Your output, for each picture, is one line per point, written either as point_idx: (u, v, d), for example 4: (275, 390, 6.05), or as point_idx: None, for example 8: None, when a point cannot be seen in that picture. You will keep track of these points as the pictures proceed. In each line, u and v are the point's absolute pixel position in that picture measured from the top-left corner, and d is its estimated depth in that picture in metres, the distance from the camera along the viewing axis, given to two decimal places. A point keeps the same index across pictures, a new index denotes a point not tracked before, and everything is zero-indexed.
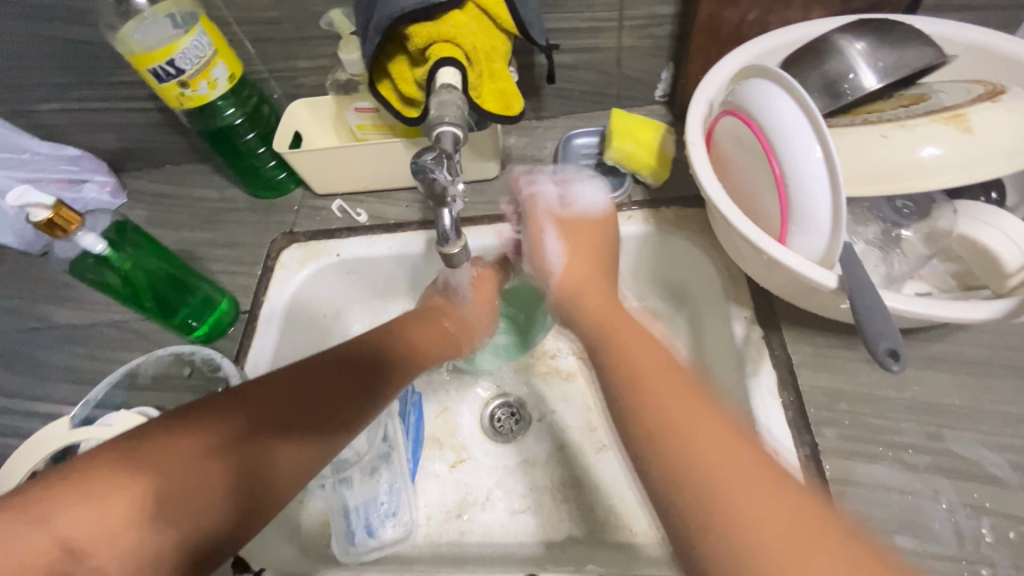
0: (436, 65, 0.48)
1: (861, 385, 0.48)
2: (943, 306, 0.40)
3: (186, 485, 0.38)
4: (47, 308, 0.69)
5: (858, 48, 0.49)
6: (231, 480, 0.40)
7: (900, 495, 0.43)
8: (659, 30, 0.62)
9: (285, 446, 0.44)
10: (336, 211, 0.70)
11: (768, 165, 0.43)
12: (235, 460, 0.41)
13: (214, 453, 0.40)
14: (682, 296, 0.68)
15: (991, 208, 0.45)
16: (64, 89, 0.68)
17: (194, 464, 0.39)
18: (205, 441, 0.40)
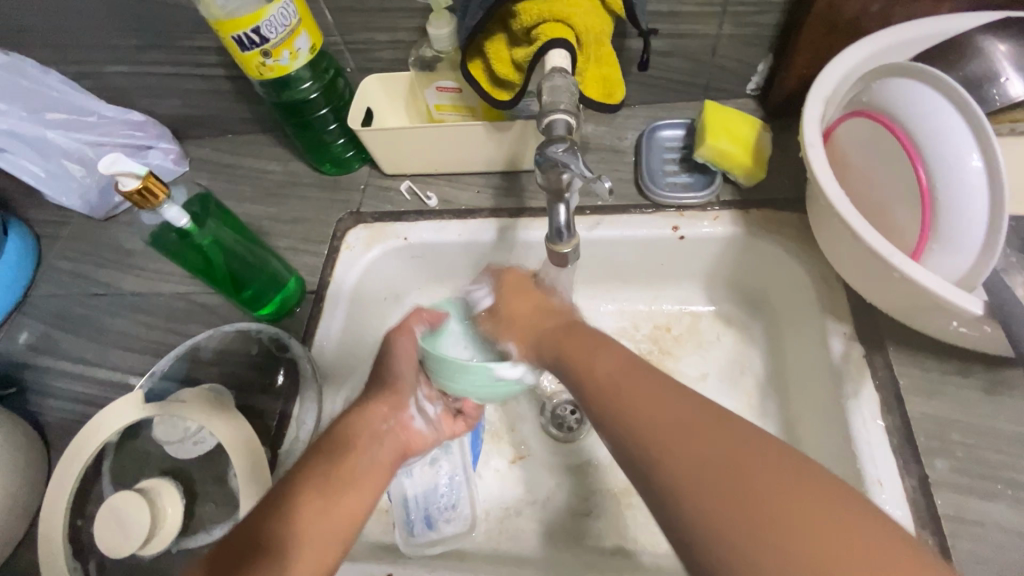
0: (545, 46, 0.45)
1: (976, 416, 0.45)
2: None
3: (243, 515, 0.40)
4: (112, 275, 0.69)
5: (1002, 50, 0.45)
6: (277, 496, 0.41)
7: (1019, 537, 0.41)
8: (765, 18, 0.58)
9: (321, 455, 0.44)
10: (405, 193, 0.67)
11: (909, 170, 0.40)
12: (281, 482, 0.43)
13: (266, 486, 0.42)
14: (761, 302, 0.65)
15: None
16: (135, 51, 0.66)
17: (245, 499, 0.42)
18: (256, 482, 0.43)
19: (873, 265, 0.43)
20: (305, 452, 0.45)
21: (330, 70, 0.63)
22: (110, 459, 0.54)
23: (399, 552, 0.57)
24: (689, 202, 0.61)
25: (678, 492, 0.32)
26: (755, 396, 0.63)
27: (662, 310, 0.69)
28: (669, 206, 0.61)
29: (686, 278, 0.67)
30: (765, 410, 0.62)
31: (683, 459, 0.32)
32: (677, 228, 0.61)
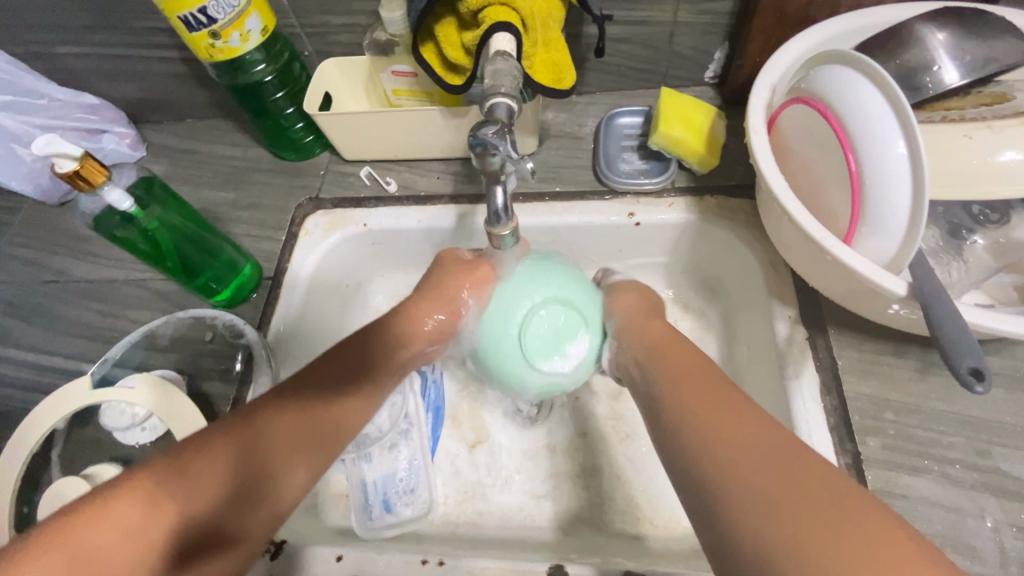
0: (491, 29, 0.45)
1: (909, 395, 0.47)
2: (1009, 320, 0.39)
3: (198, 487, 0.39)
4: (66, 262, 0.67)
5: (940, 39, 0.45)
6: (235, 477, 0.40)
7: (944, 511, 0.42)
8: (719, 6, 0.58)
9: (280, 432, 0.44)
10: (365, 178, 0.67)
11: (842, 159, 0.41)
12: (235, 457, 0.41)
13: (217, 455, 0.41)
14: (718, 288, 0.66)
15: None
16: (84, 31, 0.65)
17: (197, 467, 0.40)
18: (209, 451, 0.41)
19: (812, 249, 0.45)
20: (263, 423, 0.44)
21: (285, 53, 0.62)
22: (60, 447, 0.53)
23: (357, 536, 0.57)
24: (645, 188, 0.61)
25: (746, 510, 0.33)
26: None
27: None
28: (626, 193, 0.62)
29: (646, 264, 0.68)
30: None
31: (762, 484, 0.33)
32: (633, 215, 0.61)
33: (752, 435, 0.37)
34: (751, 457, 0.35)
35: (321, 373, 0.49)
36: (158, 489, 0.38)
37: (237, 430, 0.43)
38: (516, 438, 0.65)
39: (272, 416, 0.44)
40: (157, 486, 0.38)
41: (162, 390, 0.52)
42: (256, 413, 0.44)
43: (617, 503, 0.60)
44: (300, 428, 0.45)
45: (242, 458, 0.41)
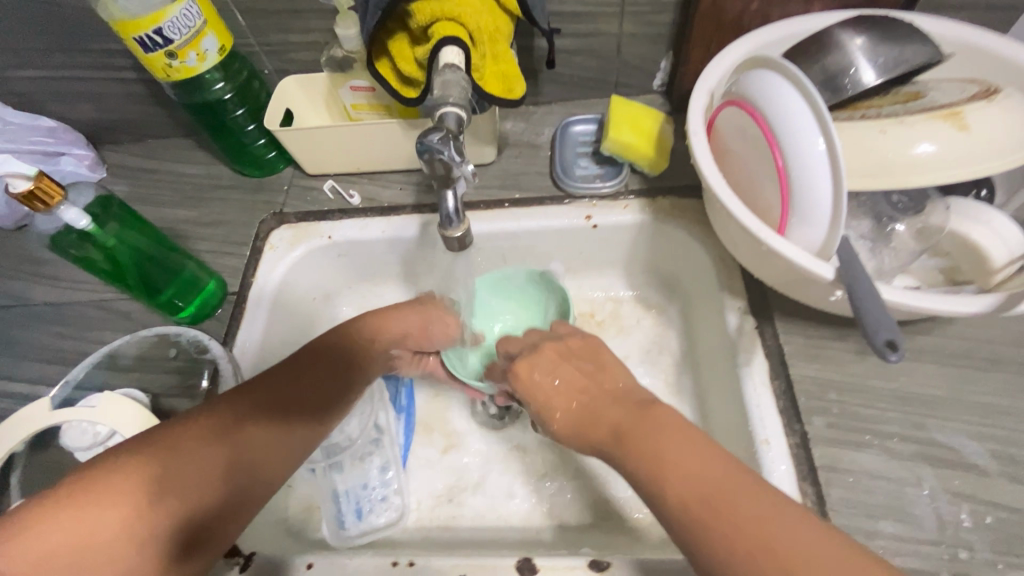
0: (440, 44, 0.47)
1: (850, 376, 0.49)
2: (933, 298, 0.42)
3: (181, 487, 0.41)
4: (24, 286, 0.66)
5: (856, 44, 0.49)
6: (222, 466, 0.43)
7: (886, 482, 0.45)
8: (660, 17, 0.62)
9: (264, 444, 0.46)
10: (328, 191, 0.68)
11: (771, 156, 0.44)
12: (220, 462, 0.43)
13: (201, 457, 0.43)
14: (675, 286, 0.68)
15: (979, 206, 0.46)
16: (39, 54, 0.65)
17: (180, 467, 0.42)
18: (195, 452, 0.43)
19: (751, 242, 0.47)
20: (245, 432, 0.45)
21: (244, 71, 0.64)
22: (18, 472, 0.52)
23: (328, 545, 0.58)
24: (601, 192, 0.64)
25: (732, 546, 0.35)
26: (672, 374, 0.66)
27: (587, 298, 0.72)
28: (582, 197, 0.64)
29: (606, 266, 0.70)
30: (681, 386, 0.65)
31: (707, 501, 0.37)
32: (590, 217, 0.64)
33: (684, 455, 0.40)
34: (703, 485, 0.38)
35: (295, 387, 0.49)
36: (151, 488, 0.40)
37: (222, 432, 0.44)
38: (488, 441, 0.66)
39: (254, 424, 0.46)
40: (146, 484, 0.40)
41: (129, 406, 0.52)
42: (240, 420, 0.45)
43: (584, 498, 0.61)
44: (285, 441, 0.47)
45: (228, 463, 0.43)
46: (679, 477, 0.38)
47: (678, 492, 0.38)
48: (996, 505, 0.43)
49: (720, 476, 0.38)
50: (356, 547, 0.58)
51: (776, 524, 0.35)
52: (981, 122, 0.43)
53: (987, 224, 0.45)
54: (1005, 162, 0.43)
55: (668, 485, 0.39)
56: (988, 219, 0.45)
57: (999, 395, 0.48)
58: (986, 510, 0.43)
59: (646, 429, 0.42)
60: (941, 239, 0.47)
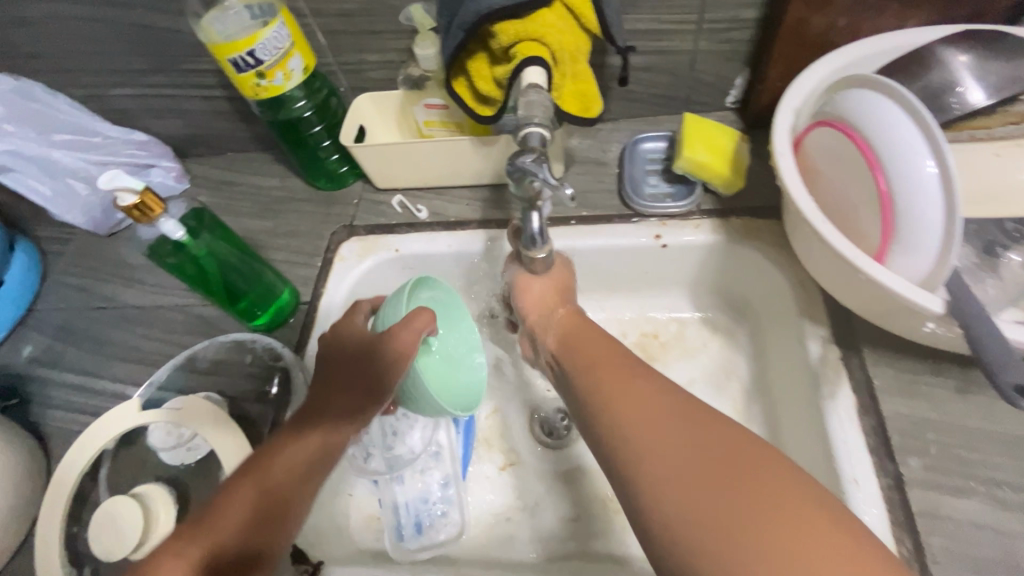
0: (522, 64, 0.47)
1: (950, 416, 0.46)
2: None
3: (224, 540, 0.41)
4: (115, 289, 0.71)
5: (962, 61, 0.46)
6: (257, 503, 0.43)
7: (992, 534, 0.41)
8: (739, 34, 0.60)
9: (295, 472, 0.45)
10: (396, 206, 0.70)
11: (870, 179, 0.42)
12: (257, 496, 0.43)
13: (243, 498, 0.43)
14: (745, 309, 0.66)
15: None
16: (138, 74, 0.69)
17: (225, 513, 0.42)
18: (236, 499, 0.43)
19: (844, 269, 0.45)
20: (276, 461, 0.45)
21: (324, 89, 0.66)
22: (108, 466, 0.55)
23: (390, 558, 0.58)
24: (671, 211, 0.62)
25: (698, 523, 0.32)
26: (740, 401, 0.64)
27: (649, 318, 0.70)
28: (651, 216, 0.63)
29: (671, 286, 0.69)
30: (751, 415, 0.63)
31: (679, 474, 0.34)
32: (659, 237, 0.62)
33: (633, 391, 0.40)
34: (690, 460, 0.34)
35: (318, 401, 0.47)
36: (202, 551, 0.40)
37: (253, 471, 0.44)
38: (547, 461, 0.65)
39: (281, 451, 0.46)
40: (200, 545, 0.41)
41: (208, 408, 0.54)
42: (273, 452, 0.45)
43: None
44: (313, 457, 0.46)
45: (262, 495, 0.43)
46: (622, 411, 0.39)
47: (612, 424, 0.39)
48: None
49: (658, 408, 0.38)
50: (416, 562, 0.58)
51: (706, 451, 0.34)
52: None
53: None
54: None
55: (615, 417, 0.39)
56: None
57: None
58: None
59: (610, 375, 0.42)
60: None
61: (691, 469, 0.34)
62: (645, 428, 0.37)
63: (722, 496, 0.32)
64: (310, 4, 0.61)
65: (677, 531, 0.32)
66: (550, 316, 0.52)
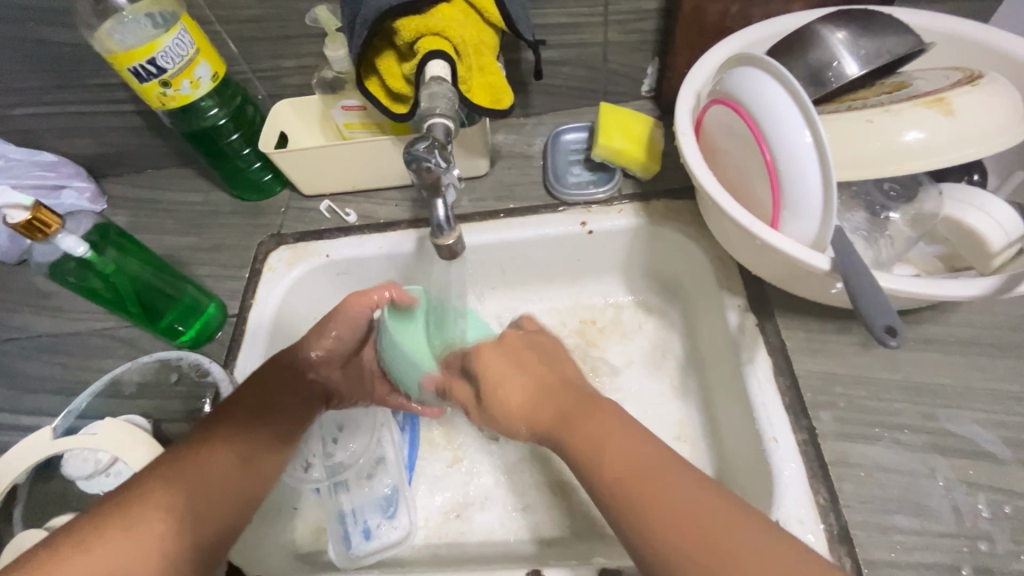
0: (425, 58, 0.48)
1: (856, 369, 0.49)
2: (934, 284, 0.41)
3: (198, 492, 0.44)
4: (27, 318, 0.67)
5: (837, 38, 0.49)
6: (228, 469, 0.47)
7: (896, 475, 0.44)
8: (644, 24, 0.63)
9: (265, 457, 0.50)
10: (325, 212, 0.69)
11: (759, 151, 0.44)
12: (224, 480, 0.46)
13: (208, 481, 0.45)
14: (674, 288, 0.68)
15: (975, 191, 0.45)
16: (39, 92, 0.66)
17: (202, 476, 0.45)
18: (201, 469, 0.45)
19: (745, 238, 0.47)
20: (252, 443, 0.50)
21: (237, 97, 0.65)
22: (22, 504, 0.51)
23: (336, 566, 0.57)
24: (596, 198, 0.64)
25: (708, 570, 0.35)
26: (676, 377, 0.66)
27: (586, 305, 0.72)
28: (576, 204, 0.64)
29: (605, 272, 0.70)
30: (687, 389, 0.65)
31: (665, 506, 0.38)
32: (585, 223, 0.64)
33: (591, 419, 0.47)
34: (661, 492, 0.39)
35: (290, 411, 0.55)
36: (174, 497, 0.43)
37: (214, 463, 0.46)
38: (492, 454, 0.65)
39: (256, 451, 0.50)
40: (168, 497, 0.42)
41: (128, 431, 0.52)
42: (240, 440, 0.49)
43: (587, 512, 0.60)
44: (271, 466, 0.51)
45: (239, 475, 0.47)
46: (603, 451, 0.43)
47: (631, 502, 0.40)
48: (1012, 493, 0.42)
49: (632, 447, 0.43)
50: (363, 568, 0.57)
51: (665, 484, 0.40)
52: (967, 108, 0.43)
53: (982, 207, 0.44)
54: (992, 145, 0.43)
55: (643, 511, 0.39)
56: (983, 202, 0.44)
57: (1011, 380, 0.47)
58: (1003, 499, 0.42)
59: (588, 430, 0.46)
60: (936, 225, 0.46)
61: (681, 499, 0.39)
62: (618, 474, 0.42)
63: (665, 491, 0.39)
64: (215, 11, 0.60)
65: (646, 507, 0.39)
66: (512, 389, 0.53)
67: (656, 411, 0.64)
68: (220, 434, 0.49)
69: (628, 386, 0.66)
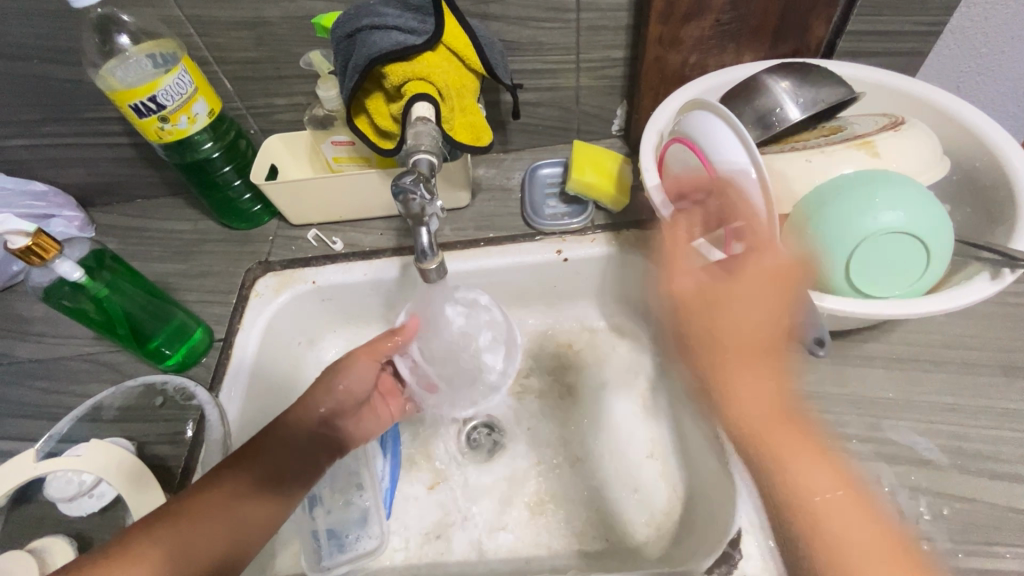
0: (412, 100, 0.52)
1: (808, 384, 0.53)
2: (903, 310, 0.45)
3: (186, 542, 0.43)
4: (9, 344, 0.67)
5: (781, 86, 0.55)
6: (220, 537, 0.44)
7: (846, 481, 0.47)
8: (613, 71, 0.69)
9: (256, 509, 0.48)
10: (312, 240, 0.72)
11: (712, 185, 0.49)
12: (220, 533, 0.45)
13: (204, 519, 0.45)
14: (645, 313, 0.72)
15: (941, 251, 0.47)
16: (36, 124, 0.69)
17: (192, 530, 0.44)
18: (197, 523, 0.44)
19: (703, 262, 0.52)
20: (226, 496, 0.47)
21: (231, 131, 0.68)
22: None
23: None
24: (570, 228, 0.68)
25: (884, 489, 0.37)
26: (648, 398, 0.69)
27: (563, 329, 0.75)
28: (552, 233, 0.69)
29: (580, 298, 0.74)
30: (657, 408, 0.68)
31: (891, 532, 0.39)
32: (560, 251, 0.68)
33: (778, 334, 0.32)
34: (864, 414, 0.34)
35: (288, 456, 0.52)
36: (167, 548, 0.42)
37: (216, 512, 0.45)
38: (474, 474, 0.67)
39: (240, 496, 0.47)
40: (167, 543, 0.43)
41: (114, 453, 0.53)
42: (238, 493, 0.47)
43: (567, 528, 0.62)
44: (269, 516, 0.49)
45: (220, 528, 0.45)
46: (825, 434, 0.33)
47: None
48: (950, 496, 0.46)
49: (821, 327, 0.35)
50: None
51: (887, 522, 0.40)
52: (891, 148, 0.49)
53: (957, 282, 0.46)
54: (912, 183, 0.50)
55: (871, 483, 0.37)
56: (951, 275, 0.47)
57: (945, 393, 0.51)
58: (942, 501, 0.46)
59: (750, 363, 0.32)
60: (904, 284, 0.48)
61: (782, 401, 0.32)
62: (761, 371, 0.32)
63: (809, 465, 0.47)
64: (213, 52, 0.64)
65: (809, 521, 0.45)
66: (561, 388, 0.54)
67: (628, 429, 0.67)
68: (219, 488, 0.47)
69: (603, 406, 0.69)
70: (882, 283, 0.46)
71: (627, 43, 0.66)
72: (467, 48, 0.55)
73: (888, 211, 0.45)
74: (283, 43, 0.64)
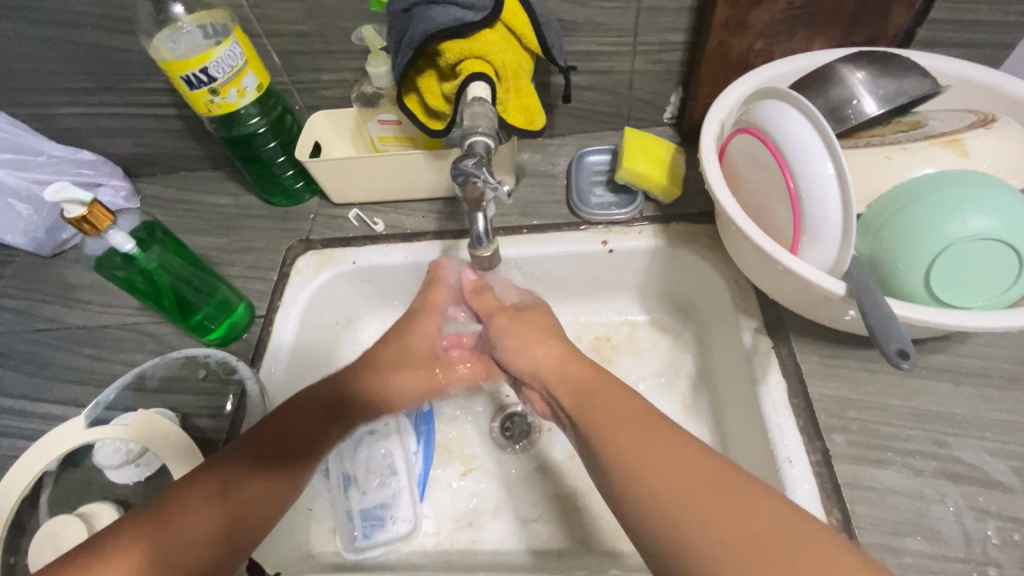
0: (468, 80, 0.50)
1: (869, 394, 0.50)
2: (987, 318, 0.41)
3: (173, 545, 0.41)
4: (58, 310, 0.69)
5: (858, 77, 0.52)
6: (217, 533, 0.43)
7: (907, 499, 0.45)
8: (671, 55, 0.66)
9: (257, 492, 0.46)
10: (352, 219, 0.71)
11: (782, 180, 0.46)
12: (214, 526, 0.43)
13: (202, 510, 0.43)
14: (689, 309, 0.70)
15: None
16: (88, 94, 0.69)
17: (180, 521, 0.42)
18: (187, 514, 0.43)
19: (765, 262, 0.49)
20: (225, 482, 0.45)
21: (278, 107, 0.67)
22: (50, 489, 0.54)
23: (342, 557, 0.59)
24: (616, 218, 0.66)
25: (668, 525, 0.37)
26: (688, 396, 0.67)
27: (602, 321, 0.73)
28: (598, 223, 0.66)
29: (621, 290, 0.72)
30: (698, 408, 0.66)
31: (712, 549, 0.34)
32: (605, 242, 0.66)
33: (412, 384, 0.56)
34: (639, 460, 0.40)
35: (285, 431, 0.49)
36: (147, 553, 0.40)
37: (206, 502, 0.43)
38: (506, 463, 0.66)
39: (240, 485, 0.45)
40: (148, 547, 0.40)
41: (158, 424, 0.54)
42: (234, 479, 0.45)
43: (600, 524, 0.61)
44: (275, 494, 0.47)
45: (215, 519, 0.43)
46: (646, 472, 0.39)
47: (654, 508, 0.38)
48: (1021, 521, 0.43)
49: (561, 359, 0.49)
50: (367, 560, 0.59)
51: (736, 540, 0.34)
52: (980, 148, 0.46)
53: None
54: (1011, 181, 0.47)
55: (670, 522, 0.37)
56: None
57: (1019, 412, 0.48)
58: (1012, 526, 0.43)
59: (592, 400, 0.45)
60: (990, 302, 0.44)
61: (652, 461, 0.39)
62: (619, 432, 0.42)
63: (712, 498, 0.36)
64: (262, 24, 0.63)
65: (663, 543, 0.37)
66: (536, 356, 0.50)
67: None
68: (209, 477, 0.45)
69: None
70: (965, 293, 0.43)
71: (689, 26, 0.63)
72: (525, 26, 0.53)
73: (993, 215, 0.41)
74: (334, 17, 0.62)
